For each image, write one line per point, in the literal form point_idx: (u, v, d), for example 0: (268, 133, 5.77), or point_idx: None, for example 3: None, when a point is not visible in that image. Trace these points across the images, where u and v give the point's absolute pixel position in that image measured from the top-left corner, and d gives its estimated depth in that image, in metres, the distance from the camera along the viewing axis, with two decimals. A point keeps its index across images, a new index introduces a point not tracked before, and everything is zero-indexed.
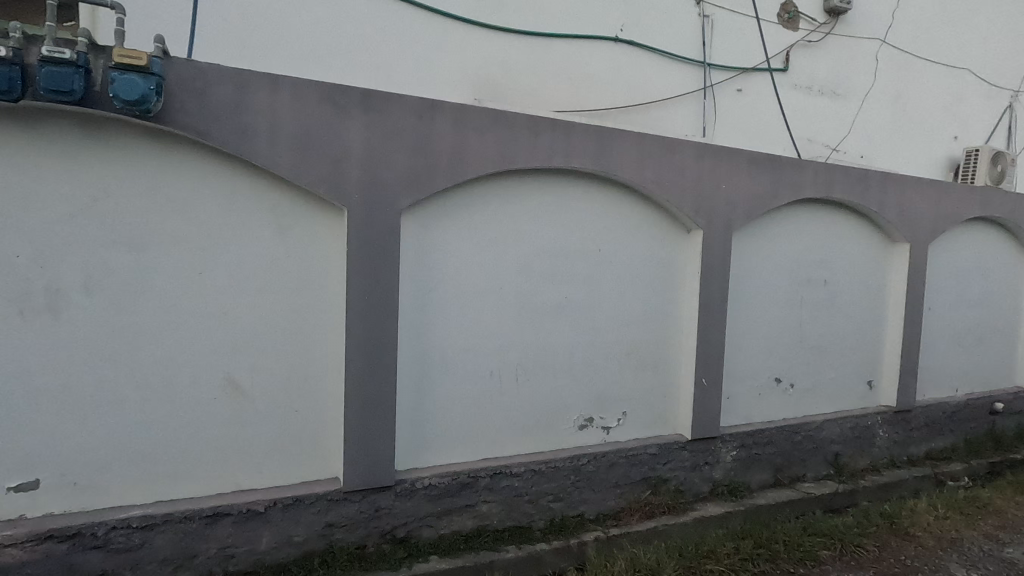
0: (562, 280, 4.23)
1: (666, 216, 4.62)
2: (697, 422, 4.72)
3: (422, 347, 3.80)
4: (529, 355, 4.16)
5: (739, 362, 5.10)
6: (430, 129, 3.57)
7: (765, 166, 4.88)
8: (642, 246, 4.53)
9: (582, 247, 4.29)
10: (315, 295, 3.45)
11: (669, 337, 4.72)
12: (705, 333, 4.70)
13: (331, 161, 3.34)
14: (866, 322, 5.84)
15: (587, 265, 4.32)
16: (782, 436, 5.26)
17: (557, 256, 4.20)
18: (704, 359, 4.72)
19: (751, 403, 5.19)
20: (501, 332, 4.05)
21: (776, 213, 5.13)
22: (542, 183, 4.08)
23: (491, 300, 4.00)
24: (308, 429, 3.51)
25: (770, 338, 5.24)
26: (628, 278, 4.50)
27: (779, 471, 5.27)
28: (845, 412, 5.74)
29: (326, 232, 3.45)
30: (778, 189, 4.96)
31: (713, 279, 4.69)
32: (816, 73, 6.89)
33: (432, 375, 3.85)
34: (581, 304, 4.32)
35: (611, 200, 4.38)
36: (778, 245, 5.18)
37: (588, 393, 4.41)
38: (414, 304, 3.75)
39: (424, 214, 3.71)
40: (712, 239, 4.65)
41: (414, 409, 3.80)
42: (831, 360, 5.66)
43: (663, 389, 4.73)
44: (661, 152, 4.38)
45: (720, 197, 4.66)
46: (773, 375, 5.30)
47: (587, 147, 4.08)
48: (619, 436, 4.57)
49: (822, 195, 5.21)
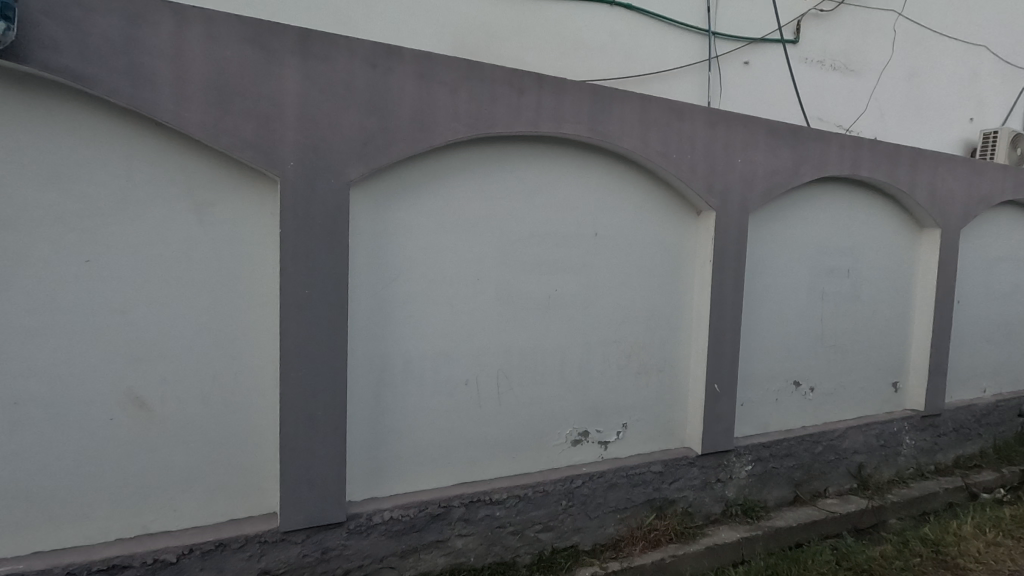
0: (552, 269, 3.56)
1: (673, 195, 3.96)
2: (707, 434, 4.08)
3: (381, 351, 3.12)
4: (512, 359, 3.50)
5: (754, 364, 4.46)
6: (388, 82, 2.88)
7: (787, 138, 4.22)
8: (645, 230, 3.88)
9: (576, 231, 3.62)
10: (242, 288, 2.76)
11: (677, 336, 4.08)
12: (718, 331, 4.05)
13: (259, 118, 2.64)
14: (892, 318, 5.23)
15: (580, 252, 3.65)
16: (802, 447, 4.63)
17: (546, 242, 3.53)
18: (716, 363, 4.08)
19: (766, 412, 4.57)
20: (479, 333, 3.38)
21: (796, 193, 4.48)
22: (527, 153, 3.41)
23: (466, 295, 3.32)
24: (237, 454, 2.83)
25: (788, 337, 4.61)
26: (629, 269, 3.84)
27: (798, 486, 4.65)
28: (868, 418, 5.13)
29: (255, 208, 2.75)
30: (801, 164, 4.31)
31: (727, 269, 4.04)
32: (829, 46, 6.24)
33: (394, 385, 3.17)
34: (574, 299, 3.66)
35: (609, 176, 3.71)
36: (798, 231, 4.54)
37: (582, 403, 3.76)
38: (370, 301, 3.06)
39: (380, 188, 3.02)
40: (724, 224, 4.00)
41: (371, 427, 3.13)
42: (853, 361, 5.04)
43: (668, 397, 4.09)
44: (669, 119, 3.71)
45: (735, 173, 4.01)
46: (790, 378, 4.67)
47: (582, 110, 3.41)
48: (618, 452, 3.93)
49: (849, 173, 4.56)
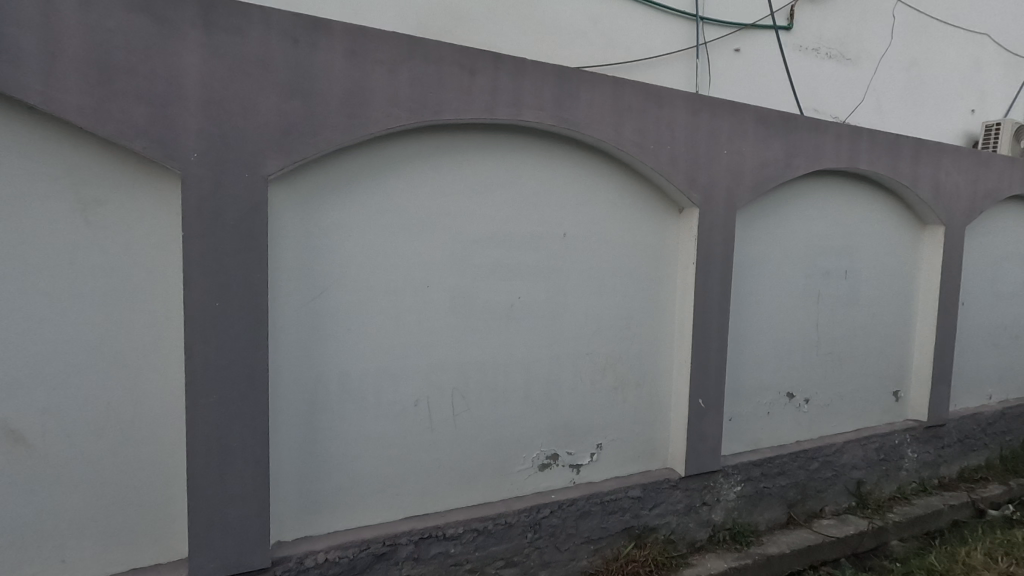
0: (513, 273, 3.17)
1: (651, 191, 3.57)
2: (692, 453, 3.71)
3: (313, 370, 2.73)
4: (469, 375, 3.11)
5: (743, 376, 4.08)
6: (312, 60, 2.48)
7: (778, 128, 3.83)
8: (620, 229, 3.49)
9: (541, 231, 3.23)
10: (142, 301, 2.37)
11: (657, 346, 3.70)
12: (703, 341, 3.67)
13: (154, 101, 2.24)
14: (892, 323, 4.85)
15: (546, 254, 3.26)
16: (796, 464, 4.26)
17: (507, 243, 3.14)
18: (701, 376, 3.69)
19: (757, 427, 4.19)
20: (430, 347, 2.99)
21: (789, 188, 4.10)
22: (483, 144, 3.02)
23: (412, 304, 2.93)
24: (140, 493, 2.44)
25: (780, 345, 4.23)
26: (603, 272, 3.46)
27: (792, 506, 4.28)
28: (867, 431, 4.76)
29: (154, 206, 2.35)
30: (793, 156, 3.92)
31: (712, 273, 3.65)
32: (825, 33, 5.85)
33: (329, 407, 2.78)
34: (541, 307, 3.27)
35: (579, 170, 3.32)
36: (791, 229, 4.16)
37: (551, 423, 3.38)
38: (299, 313, 2.68)
39: (308, 184, 2.63)
40: (710, 221, 3.61)
41: (303, 457, 2.74)
42: (851, 369, 4.67)
43: (648, 413, 3.70)
44: (645, 106, 3.32)
45: (720, 166, 3.62)
46: (783, 390, 4.30)
47: (544, 95, 3.01)
48: (592, 475, 3.54)
49: (846, 166, 4.18)
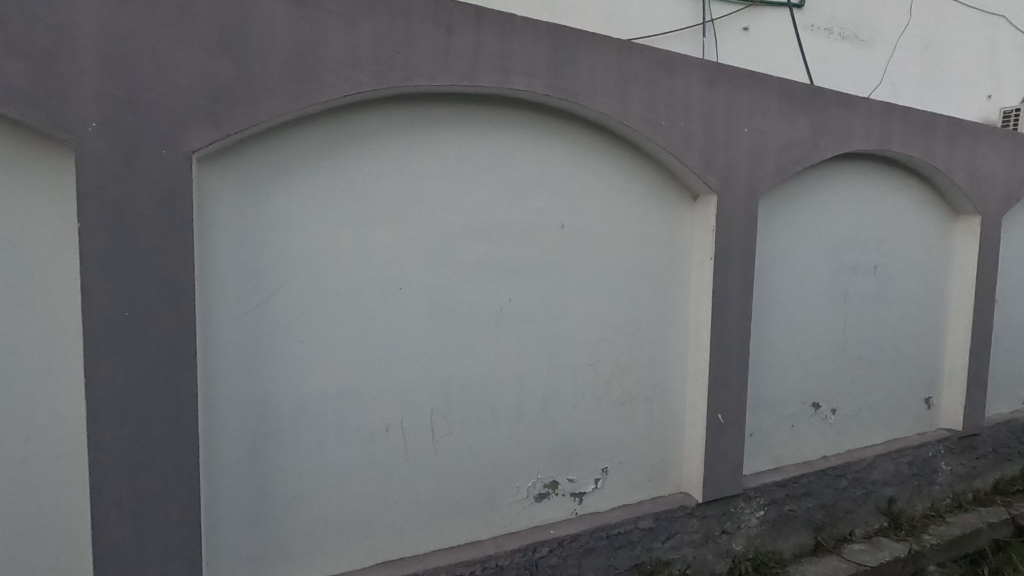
0: (501, 270, 2.69)
1: (662, 176, 3.10)
2: (710, 476, 3.24)
3: (258, 390, 2.25)
4: (451, 392, 2.63)
5: (764, 385, 3.61)
6: (246, 7, 1.98)
7: (805, 104, 3.35)
8: (627, 220, 3.01)
9: (535, 220, 2.75)
10: (32, 313, 1.88)
11: (669, 354, 3.23)
12: (722, 348, 3.20)
13: (39, 55, 1.75)
14: (923, 323, 4.40)
15: (541, 248, 2.78)
16: (823, 482, 3.80)
17: (494, 235, 2.66)
18: (720, 388, 3.22)
19: (780, 442, 3.73)
20: (402, 361, 2.51)
21: (813, 173, 3.62)
22: (464, 117, 2.53)
23: (380, 308, 2.45)
24: (39, 551, 1.95)
25: (804, 350, 3.77)
26: (607, 269, 2.98)
27: (820, 531, 3.81)
28: (898, 443, 4.30)
29: (45, 193, 1.86)
30: (821, 135, 3.45)
31: (732, 269, 3.17)
32: (839, 11, 5.38)
33: (278, 435, 2.30)
34: (537, 310, 2.79)
35: (579, 150, 2.84)
36: (816, 219, 3.69)
37: (550, 446, 2.90)
38: (239, 321, 2.19)
39: (247, 162, 2.14)
40: (729, 210, 3.13)
41: (248, 496, 2.26)
42: (880, 376, 4.21)
43: (660, 430, 3.23)
44: (655, 75, 2.84)
45: (741, 145, 3.14)
46: (808, 400, 3.83)
47: (537, 59, 2.53)
48: (597, 504, 3.07)
49: (878, 148, 3.70)
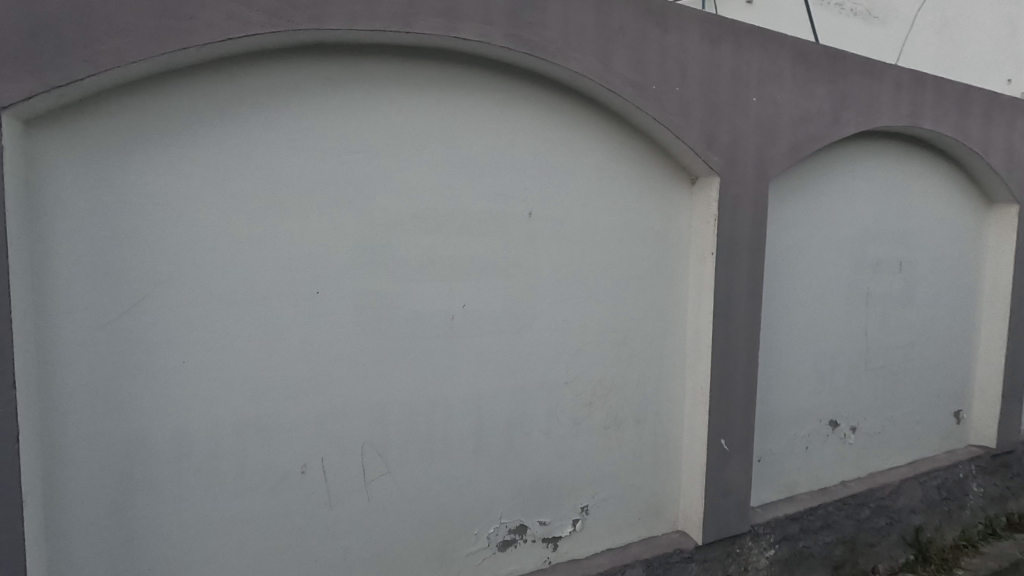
0: (453, 268, 2.16)
1: (653, 154, 2.58)
2: (713, 513, 2.71)
3: (124, 423, 1.73)
4: (388, 421, 2.10)
5: (775, 403, 3.08)
6: None
7: (824, 70, 2.82)
8: (610, 207, 2.49)
9: (495, 207, 2.22)
10: None
11: (663, 368, 2.70)
12: (726, 361, 2.67)
13: None
14: (953, 328, 3.86)
15: (503, 242, 2.25)
16: (842, 512, 3.28)
17: (442, 224, 2.13)
18: (724, 408, 2.70)
19: (793, 467, 3.21)
20: (323, 384, 1.99)
21: (833, 153, 3.09)
22: (401, 75, 2.00)
23: (290, 318, 1.92)
24: None
25: (820, 361, 3.24)
26: (586, 267, 2.45)
27: (840, 569, 3.28)
28: (925, 463, 3.78)
29: None
30: (843, 106, 2.91)
31: (738, 266, 2.64)
32: None
33: (154, 481, 1.78)
34: (500, 318, 2.27)
35: (550, 120, 2.31)
36: (835, 208, 3.16)
37: (517, 482, 2.38)
38: (92, 336, 1.67)
39: (98, 128, 1.63)
40: (735, 196, 2.60)
41: (115, 560, 1.76)
42: (905, 388, 3.69)
43: (652, 459, 2.71)
44: (644, 28, 2.31)
45: (748, 117, 2.61)
46: (824, 418, 3.31)
47: (492, 3, 1.99)
48: (577, 550, 2.55)
49: (907, 125, 3.17)
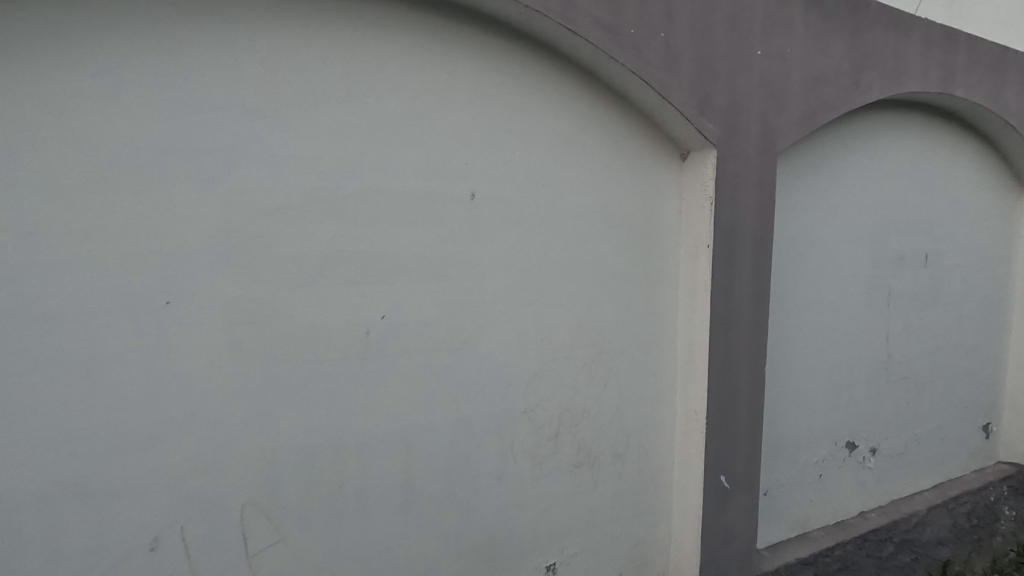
0: (364, 267, 1.63)
1: (631, 123, 2.07)
2: (713, 566, 2.19)
3: None
4: (277, 473, 1.57)
5: (783, 426, 2.57)
6: None
7: (842, 21, 2.31)
8: (577, 190, 1.97)
9: (423, 186, 1.70)
10: None
11: (648, 389, 2.19)
12: (726, 379, 2.15)
13: None
14: (982, 330, 3.37)
15: (436, 232, 1.72)
16: (863, 551, 2.78)
17: (349, 209, 1.60)
18: (724, 437, 2.18)
19: (804, 500, 2.70)
20: (182, 427, 1.45)
21: (850, 125, 2.58)
22: (285, 8, 1.48)
23: (124, 338, 1.38)
24: None
25: (835, 373, 2.73)
26: (548, 265, 1.93)
27: None
28: (952, 486, 3.28)
29: None
30: (865, 65, 2.39)
31: (740, 262, 2.12)
32: None
33: None
34: (434, 331, 1.75)
35: (497, 73, 1.79)
36: (854, 191, 2.65)
37: (462, 542, 1.86)
38: None
39: None
40: (735, 173, 2.08)
41: None
42: (930, 401, 3.19)
43: (636, 500, 2.19)
44: None
45: (751, 74, 2.09)
46: (840, 440, 2.81)
47: None
48: None
49: (937, 91, 2.66)
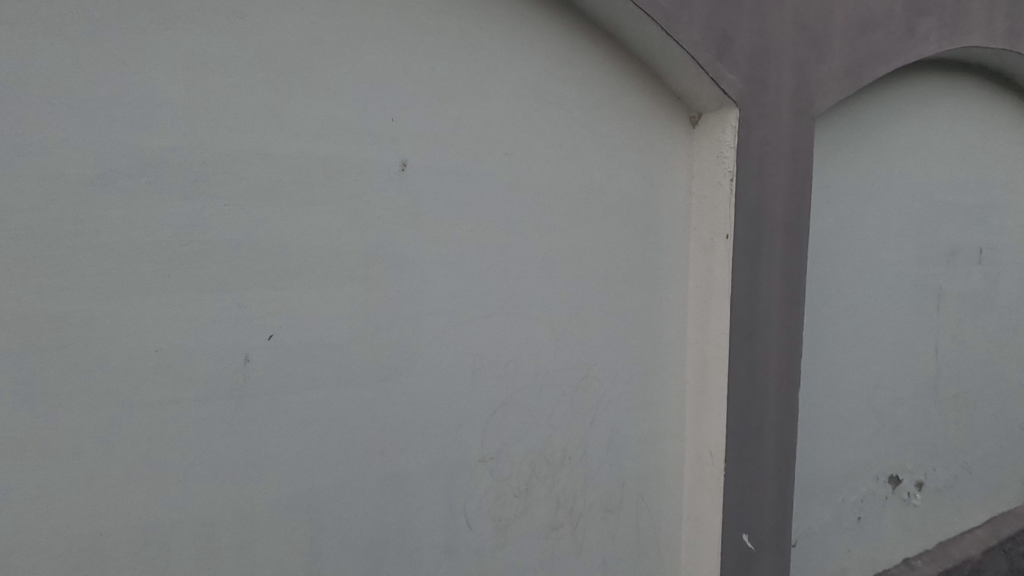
0: (237, 266, 1.13)
1: (625, 74, 1.57)
2: None
3: None
4: (104, 572, 1.06)
5: (815, 461, 2.08)
6: None
7: None
8: (552, 161, 1.47)
9: (330, 151, 1.20)
10: None
11: (648, 422, 1.69)
12: (749, 410, 1.65)
13: None
14: None
15: (349, 216, 1.22)
16: None
17: (213, 182, 1.10)
18: (746, 483, 1.68)
19: (840, 549, 2.20)
20: None
21: (897, 89, 2.08)
22: None
23: None
24: None
25: (876, 394, 2.23)
26: (512, 263, 1.43)
27: None
28: (1008, 521, 2.77)
29: None
30: (921, 9, 1.89)
31: (768, 257, 1.63)
32: None
33: None
34: (349, 354, 1.25)
35: None
36: (900, 170, 2.15)
37: None
38: None
39: None
40: (761, 140, 1.58)
41: None
42: (982, 423, 2.68)
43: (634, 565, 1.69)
44: None
45: (784, 9, 1.58)
46: (881, 475, 2.31)
47: None
48: None
49: (1003, 46, 2.15)
